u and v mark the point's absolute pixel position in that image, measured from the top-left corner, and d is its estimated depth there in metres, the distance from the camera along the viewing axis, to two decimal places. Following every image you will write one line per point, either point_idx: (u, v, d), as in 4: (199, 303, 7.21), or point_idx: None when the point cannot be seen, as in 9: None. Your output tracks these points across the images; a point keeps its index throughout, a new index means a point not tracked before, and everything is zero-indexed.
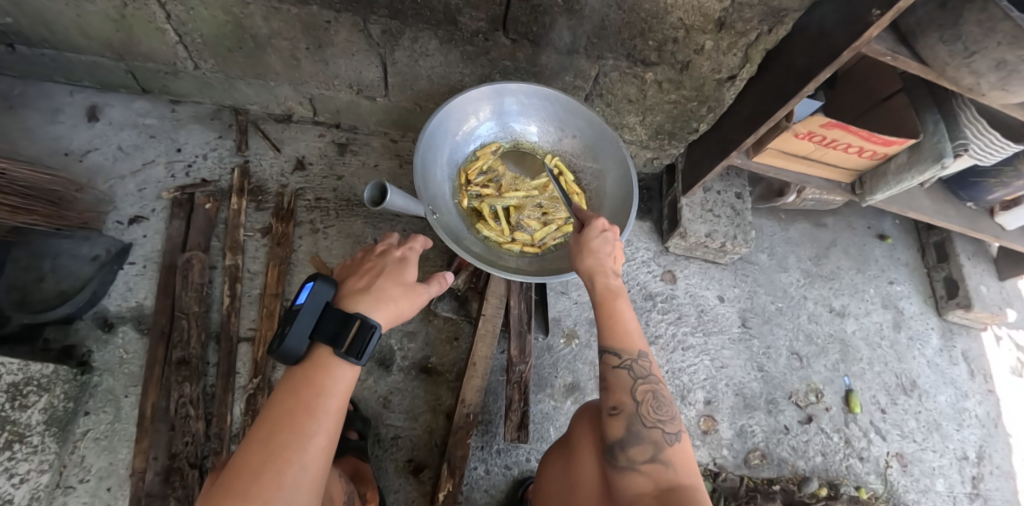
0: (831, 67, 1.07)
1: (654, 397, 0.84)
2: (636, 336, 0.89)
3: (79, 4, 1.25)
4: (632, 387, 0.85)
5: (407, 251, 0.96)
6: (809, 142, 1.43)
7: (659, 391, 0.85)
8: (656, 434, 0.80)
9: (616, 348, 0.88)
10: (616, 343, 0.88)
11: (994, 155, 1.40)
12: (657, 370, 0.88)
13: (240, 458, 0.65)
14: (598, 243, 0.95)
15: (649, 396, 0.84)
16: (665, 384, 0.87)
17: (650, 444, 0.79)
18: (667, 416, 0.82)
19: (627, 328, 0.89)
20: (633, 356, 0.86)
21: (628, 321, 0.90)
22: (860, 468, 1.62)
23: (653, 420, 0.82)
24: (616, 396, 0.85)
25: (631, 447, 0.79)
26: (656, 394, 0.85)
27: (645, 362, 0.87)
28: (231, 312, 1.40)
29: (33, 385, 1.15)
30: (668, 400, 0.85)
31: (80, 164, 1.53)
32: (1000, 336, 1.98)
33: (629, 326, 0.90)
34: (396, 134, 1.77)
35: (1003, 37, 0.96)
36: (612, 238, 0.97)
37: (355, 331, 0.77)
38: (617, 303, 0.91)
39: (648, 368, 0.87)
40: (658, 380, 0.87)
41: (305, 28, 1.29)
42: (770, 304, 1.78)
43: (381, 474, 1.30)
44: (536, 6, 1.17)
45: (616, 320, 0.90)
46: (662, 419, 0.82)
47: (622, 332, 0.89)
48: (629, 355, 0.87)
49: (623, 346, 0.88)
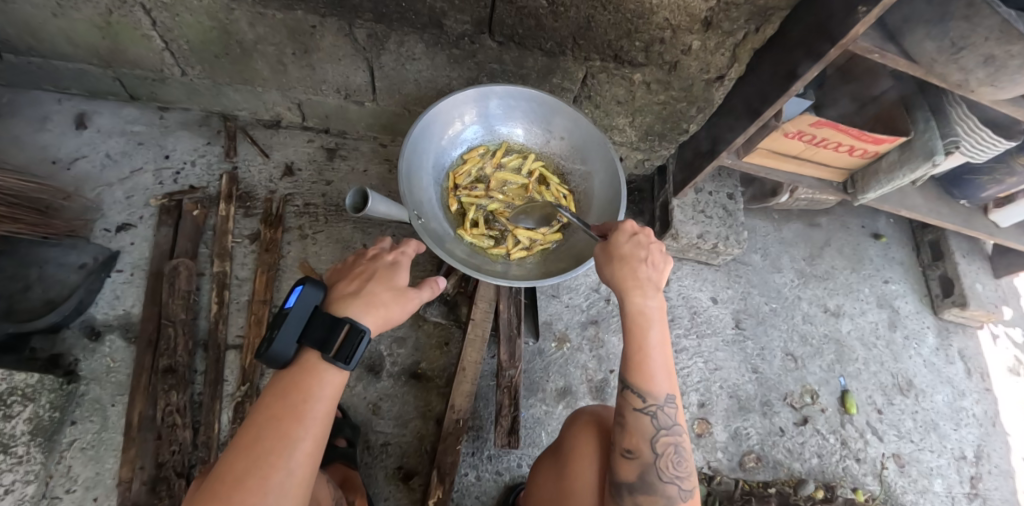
0: (818, 66, 1.07)
1: (674, 451, 0.82)
2: (663, 378, 0.84)
3: (64, 12, 1.25)
4: (652, 436, 0.83)
5: (399, 255, 0.94)
6: (798, 142, 1.42)
7: (680, 444, 0.83)
8: (670, 489, 0.81)
9: (640, 388, 0.84)
10: (642, 382, 0.84)
11: (986, 151, 1.39)
12: (682, 419, 0.85)
13: (225, 464, 0.64)
14: (628, 249, 0.91)
15: (670, 449, 0.82)
16: (687, 436, 0.84)
17: (662, 497, 0.80)
18: (683, 471, 0.82)
19: (656, 369, 0.84)
20: (659, 403, 0.83)
21: (657, 356, 0.85)
22: (857, 469, 1.60)
23: (670, 475, 0.81)
24: (633, 439, 0.83)
25: (641, 495, 0.79)
26: (677, 447, 0.83)
27: (670, 409, 0.84)
28: (218, 318, 1.39)
29: (17, 395, 1.14)
30: (686, 454, 0.83)
31: (67, 172, 1.52)
32: (997, 334, 1.96)
33: (657, 365, 0.85)
34: (385, 138, 1.77)
35: (991, 32, 0.96)
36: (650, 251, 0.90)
37: (343, 335, 0.76)
38: (648, 331, 0.85)
39: (673, 417, 0.84)
40: (681, 431, 0.84)
41: (291, 33, 1.29)
42: (764, 305, 1.77)
43: (370, 481, 1.28)
44: (521, 9, 1.16)
45: (645, 355, 0.84)
46: (679, 475, 0.82)
47: (650, 372, 0.84)
48: (654, 400, 0.83)
49: (648, 387, 0.84)
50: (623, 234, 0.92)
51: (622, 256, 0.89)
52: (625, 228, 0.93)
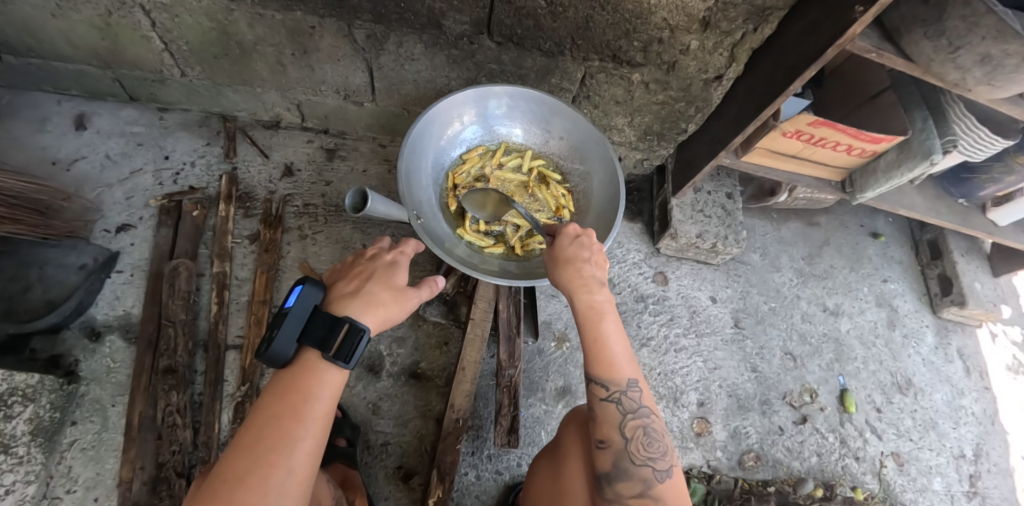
0: (815, 65, 1.07)
1: (644, 433, 0.82)
2: (623, 364, 0.84)
3: (64, 13, 1.25)
4: (620, 422, 0.83)
5: (398, 254, 0.95)
6: (797, 141, 1.43)
7: (650, 425, 0.83)
8: (647, 471, 0.80)
9: (602, 378, 0.84)
10: (602, 373, 0.84)
11: (983, 151, 1.39)
12: (650, 400, 0.85)
13: (225, 464, 0.64)
14: (573, 251, 0.92)
15: (639, 432, 0.82)
16: (655, 417, 0.84)
17: (639, 481, 0.80)
18: (656, 452, 0.81)
19: (615, 357, 0.85)
20: (620, 389, 0.83)
21: (614, 345, 0.86)
22: (856, 467, 1.61)
23: (643, 457, 0.81)
24: (604, 429, 0.84)
25: (619, 482, 0.80)
26: (647, 429, 0.83)
27: (634, 392, 0.84)
28: (218, 319, 1.40)
29: (18, 395, 1.15)
30: (658, 434, 0.83)
31: (67, 173, 1.52)
32: (996, 333, 1.97)
33: (616, 352, 0.85)
34: (384, 139, 1.77)
35: (988, 31, 0.96)
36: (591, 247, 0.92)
37: (343, 335, 0.76)
38: (601, 323, 0.86)
39: (639, 400, 0.84)
40: (650, 412, 0.84)
41: (290, 34, 1.29)
42: (763, 305, 1.77)
43: (370, 481, 1.29)
44: (520, 9, 1.17)
45: (603, 345, 0.85)
46: (653, 456, 0.81)
47: (609, 361, 0.84)
48: (616, 386, 0.83)
49: (609, 376, 0.84)
50: (563, 238, 0.94)
51: (563, 258, 0.91)
52: (567, 231, 0.95)
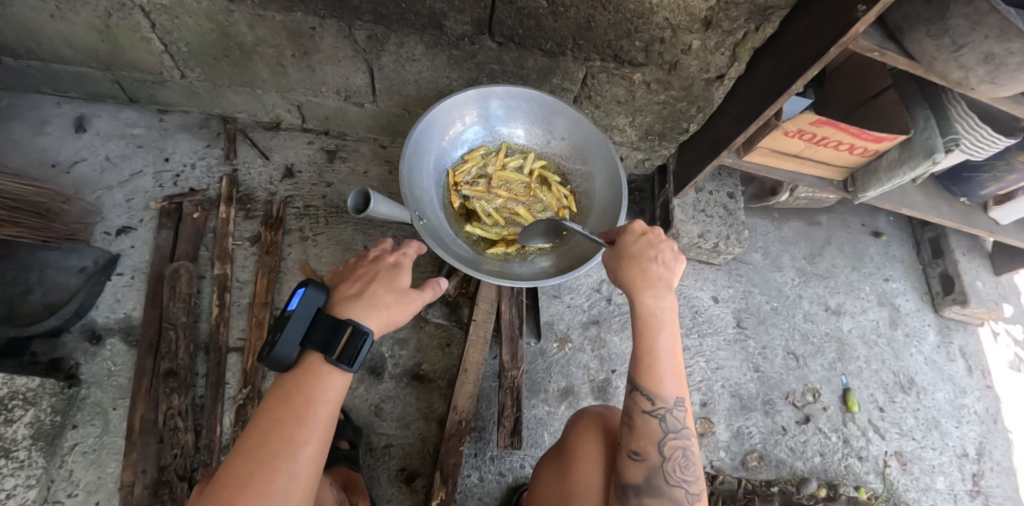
0: (818, 65, 1.07)
1: (681, 455, 0.82)
2: (672, 382, 0.84)
3: (64, 15, 1.25)
4: (660, 439, 0.83)
5: (401, 256, 0.94)
6: (798, 140, 1.42)
7: (688, 449, 0.83)
8: (676, 492, 0.81)
9: (650, 392, 0.83)
10: (652, 385, 0.83)
11: (986, 149, 1.39)
12: (691, 422, 0.85)
13: (228, 469, 0.63)
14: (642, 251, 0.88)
15: (676, 453, 0.82)
16: (694, 440, 0.84)
17: (669, 500, 0.80)
18: (691, 475, 0.82)
19: (669, 372, 0.84)
20: (667, 406, 0.82)
21: (666, 361, 0.84)
22: (859, 467, 1.60)
23: (676, 478, 0.81)
24: (641, 442, 0.83)
25: (648, 497, 0.80)
26: (685, 451, 0.83)
27: (679, 412, 0.84)
28: (219, 321, 1.39)
29: (18, 399, 1.14)
30: (694, 458, 0.83)
31: (67, 176, 1.52)
32: (997, 332, 1.97)
33: (667, 369, 0.84)
34: (385, 140, 1.76)
35: (991, 30, 0.96)
36: (664, 254, 0.88)
37: (346, 338, 0.76)
38: (658, 336, 0.84)
39: (681, 421, 0.84)
40: (689, 435, 0.84)
41: (290, 35, 1.29)
42: (765, 304, 1.77)
43: (373, 483, 1.28)
44: (521, 9, 1.16)
45: (654, 357, 0.84)
46: (686, 478, 0.81)
47: (660, 374, 0.83)
48: (663, 403, 0.83)
49: (658, 391, 0.83)
50: (630, 235, 0.90)
51: (636, 259, 0.87)
52: (634, 228, 0.91)
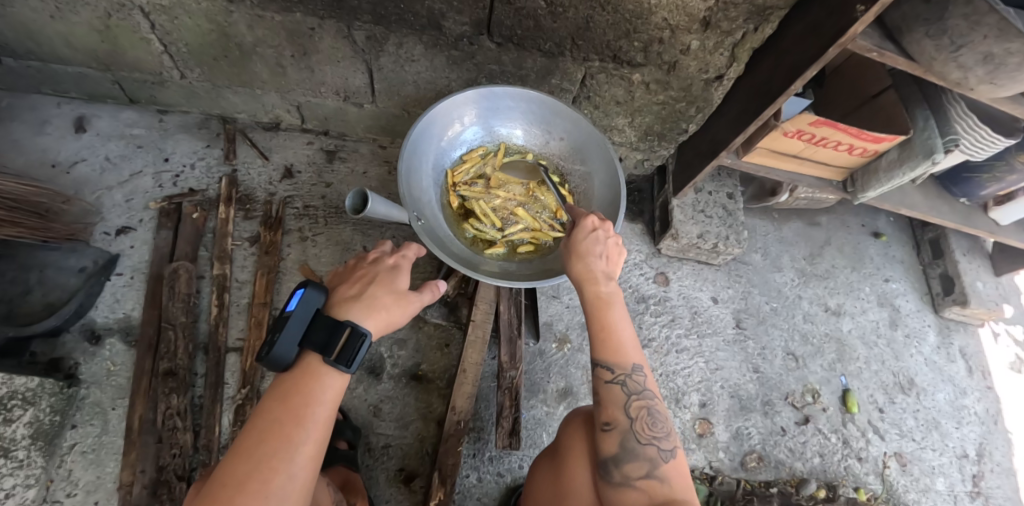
0: (818, 64, 1.06)
1: (648, 414, 0.84)
2: (628, 349, 0.86)
3: (63, 16, 1.25)
4: (625, 403, 0.84)
5: (400, 258, 0.95)
6: (798, 141, 1.42)
7: (653, 406, 0.84)
8: (651, 450, 0.80)
9: (609, 363, 0.86)
10: (609, 356, 0.86)
11: (986, 150, 1.39)
12: (653, 383, 0.86)
13: (225, 469, 0.63)
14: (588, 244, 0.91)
15: (643, 412, 0.83)
16: (659, 399, 0.86)
17: (646, 461, 0.79)
18: (662, 432, 0.82)
19: (623, 340, 0.87)
20: (626, 371, 0.84)
21: (620, 332, 0.87)
22: (859, 468, 1.60)
23: (648, 436, 0.81)
24: (609, 412, 0.84)
25: (625, 463, 0.79)
26: (650, 409, 0.84)
27: (639, 376, 0.85)
28: (218, 322, 1.39)
29: (18, 399, 1.15)
30: (661, 414, 0.84)
31: (67, 176, 1.52)
32: (998, 332, 1.96)
33: (622, 339, 0.87)
34: (384, 140, 1.77)
35: (990, 30, 0.95)
36: (603, 236, 0.92)
37: (344, 339, 0.76)
38: (611, 310, 0.87)
39: (643, 383, 0.85)
40: (653, 394, 0.85)
41: (289, 36, 1.29)
42: (764, 305, 1.77)
43: (372, 483, 1.28)
44: (519, 9, 1.16)
45: (609, 331, 0.87)
46: (658, 435, 0.82)
47: (617, 344, 0.86)
48: (622, 370, 0.85)
49: (616, 360, 0.86)
50: (581, 230, 0.92)
51: (577, 248, 0.91)
52: (586, 223, 0.93)
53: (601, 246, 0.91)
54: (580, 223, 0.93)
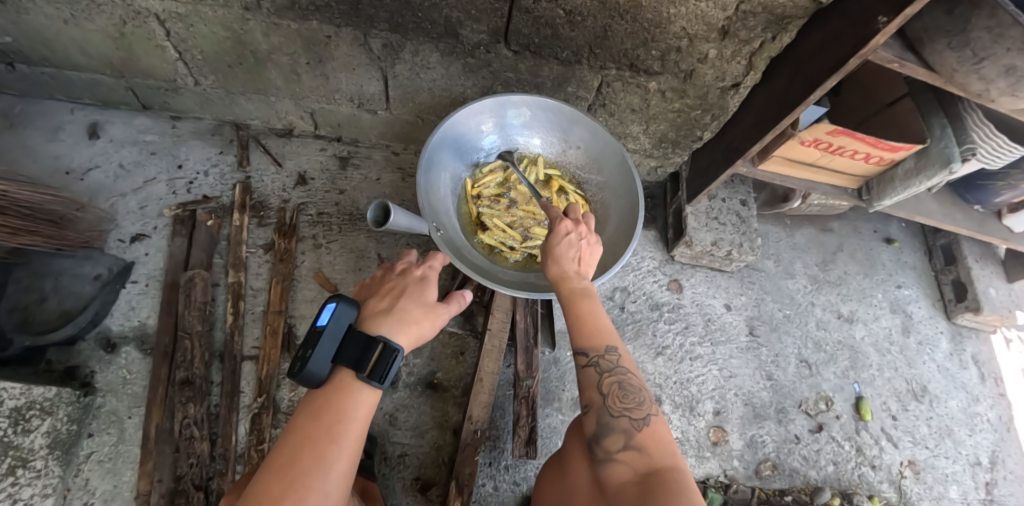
0: (838, 75, 1.06)
1: (621, 387, 0.81)
2: (601, 329, 0.85)
3: (78, 23, 1.25)
4: (598, 382, 0.82)
5: (427, 270, 0.96)
6: (814, 149, 1.41)
7: (627, 380, 0.82)
8: (626, 422, 0.78)
9: (583, 346, 0.85)
10: (583, 340, 0.85)
11: (1002, 158, 1.38)
12: (628, 359, 0.84)
13: (259, 486, 0.62)
14: (562, 248, 0.89)
15: (616, 387, 0.81)
16: (632, 372, 0.83)
17: (621, 433, 0.76)
18: (634, 403, 0.80)
19: (597, 325, 0.85)
20: (599, 352, 0.83)
21: (595, 316, 0.86)
22: (873, 476, 1.60)
23: (620, 409, 0.79)
24: (586, 394, 0.83)
25: (604, 439, 0.77)
26: (624, 383, 0.82)
27: (612, 354, 0.84)
28: (234, 329, 1.39)
29: (35, 409, 1.14)
30: (636, 387, 0.81)
31: (80, 183, 1.52)
32: (1010, 339, 1.96)
33: (597, 322, 0.86)
34: (397, 147, 1.76)
35: (1012, 43, 0.95)
36: (576, 240, 0.90)
37: (377, 355, 0.76)
38: (583, 304, 0.86)
39: (617, 360, 0.83)
40: (627, 369, 0.83)
41: (306, 43, 1.28)
42: (778, 312, 1.77)
43: (388, 493, 1.28)
44: (538, 18, 1.16)
45: (584, 320, 0.86)
46: (630, 407, 0.79)
47: (589, 329, 0.85)
48: (596, 351, 0.84)
49: (590, 342, 0.85)
50: (555, 234, 0.89)
51: (551, 251, 0.89)
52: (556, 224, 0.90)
53: (574, 248, 0.90)
54: (553, 226, 0.91)
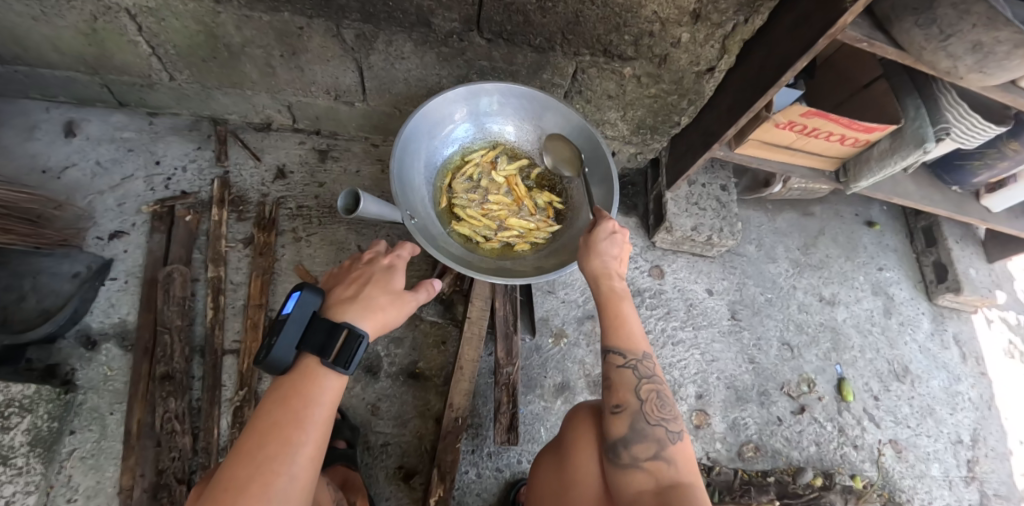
0: (807, 56, 1.06)
1: (657, 396, 0.86)
2: (640, 339, 0.93)
3: (48, 19, 1.24)
4: (636, 386, 0.87)
5: (395, 258, 0.97)
6: (789, 132, 1.42)
7: (662, 390, 0.88)
8: (659, 432, 0.82)
9: (621, 348, 0.91)
10: (619, 342, 0.91)
11: (976, 138, 1.39)
12: (660, 370, 0.91)
13: (226, 472, 0.63)
14: (605, 244, 0.98)
15: (652, 395, 0.86)
16: (666, 383, 0.89)
17: (654, 442, 0.81)
18: (669, 415, 0.85)
19: (631, 329, 0.93)
20: (637, 356, 0.89)
21: (631, 323, 0.94)
22: (855, 456, 1.62)
23: (656, 418, 0.84)
24: (619, 394, 0.87)
25: (635, 445, 0.80)
26: (660, 394, 0.87)
27: (648, 362, 0.90)
28: (214, 324, 1.39)
29: (15, 407, 1.16)
30: (670, 401, 0.87)
31: (58, 181, 1.51)
32: (991, 318, 1.98)
33: (634, 328, 0.93)
34: (377, 139, 1.76)
35: (978, 19, 0.96)
36: (621, 241, 0.99)
37: (342, 341, 0.77)
38: (622, 306, 0.94)
39: (651, 368, 0.90)
40: (660, 379, 0.90)
41: (278, 36, 1.28)
42: (760, 296, 1.78)
43: (371, 481, 1.29)
44: (509, 5, 1.16)
45: (621, 321, 0.93)
46: (665, 418, 0.84)
47: (628, 333, 0.92)
48: (633, 355, 0.90)
49: (628, 346, 0.91)
50: (604, 229, 0.99)
51: (595, 247, 0.97)
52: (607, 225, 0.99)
53: (617, 249, 0.99)
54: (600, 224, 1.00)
